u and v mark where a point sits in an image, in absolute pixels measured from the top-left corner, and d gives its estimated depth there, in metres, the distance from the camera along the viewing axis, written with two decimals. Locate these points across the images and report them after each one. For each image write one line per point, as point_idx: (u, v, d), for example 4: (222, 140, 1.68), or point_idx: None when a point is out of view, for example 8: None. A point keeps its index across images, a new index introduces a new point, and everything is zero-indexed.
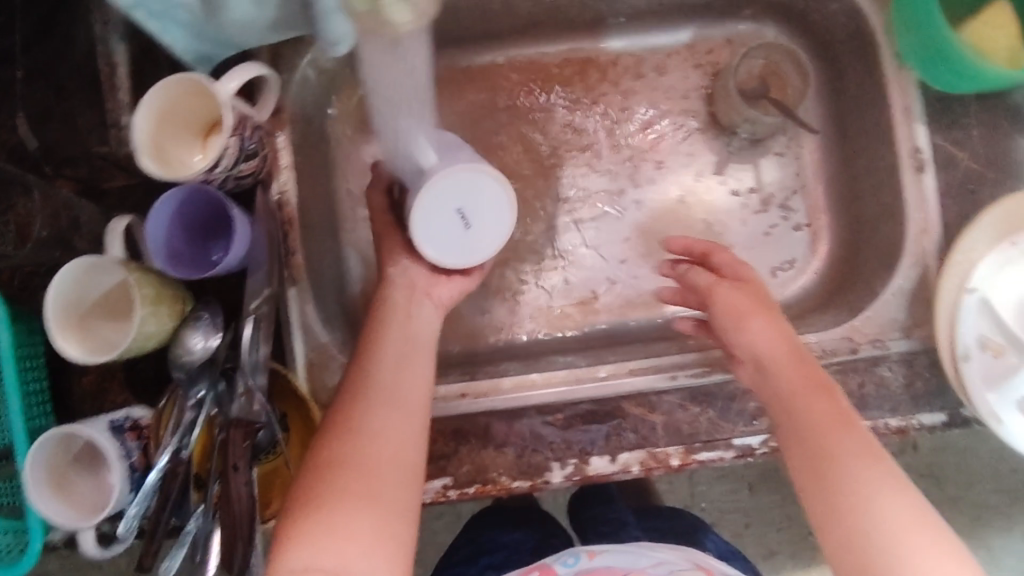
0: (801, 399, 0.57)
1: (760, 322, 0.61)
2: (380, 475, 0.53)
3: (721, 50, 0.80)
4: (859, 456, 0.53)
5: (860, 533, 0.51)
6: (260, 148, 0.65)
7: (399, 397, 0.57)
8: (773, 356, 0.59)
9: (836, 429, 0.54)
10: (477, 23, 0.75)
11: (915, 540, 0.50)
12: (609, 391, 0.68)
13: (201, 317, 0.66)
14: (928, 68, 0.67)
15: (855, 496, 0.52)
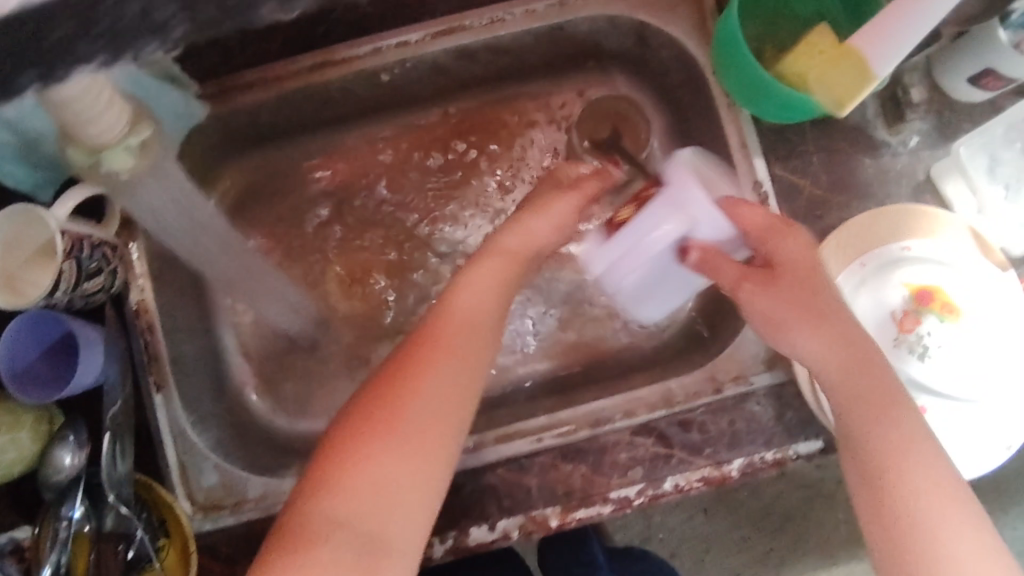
0: (850, 387, 0.56)
1: (803, 329, 0.58)
2: (399, 497, 0.51)
3: (572, 103, 0.82)
4: (873, 431, 0.54)
5: (909, 517, 0.52)
6: (105, 264, 0.67)
7: (421, 419, 0.53)
8: (823, 365, 0.57)
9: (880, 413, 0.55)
10: (326, 109, 0.77)
11: (949, 514, 0.51)
12: (478, 461, 0.68)
13: (69, 436, 0.66)
14: (757, 103, 0.67)
15: (908, 472, 0.53)
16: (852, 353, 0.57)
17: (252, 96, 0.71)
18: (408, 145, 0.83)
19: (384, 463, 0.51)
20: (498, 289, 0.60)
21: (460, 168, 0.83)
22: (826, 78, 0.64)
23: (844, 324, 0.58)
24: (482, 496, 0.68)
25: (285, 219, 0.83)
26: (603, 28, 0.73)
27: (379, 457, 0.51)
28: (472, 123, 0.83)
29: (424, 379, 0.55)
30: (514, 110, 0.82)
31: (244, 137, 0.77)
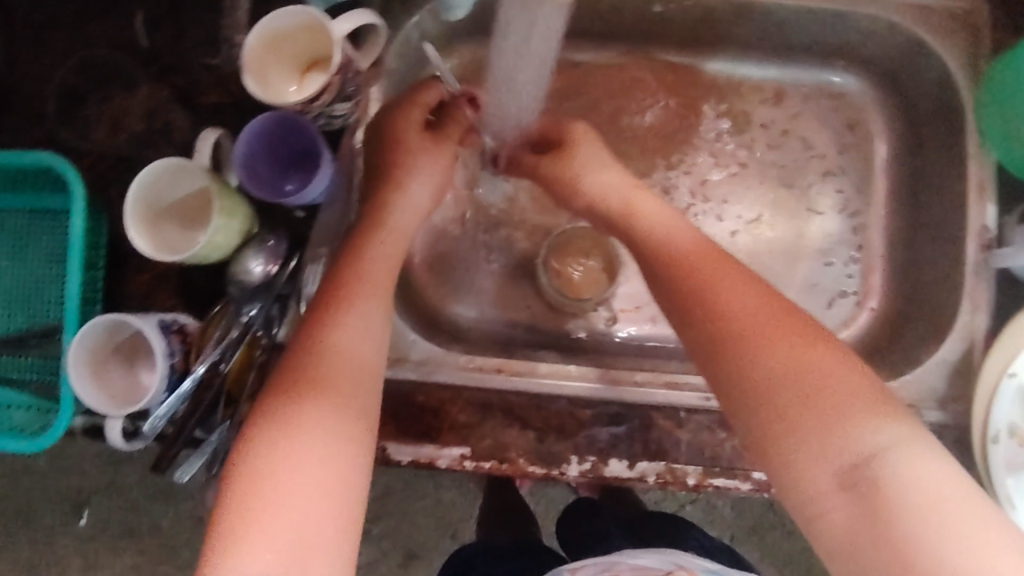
0: (753, 336, 0.54)
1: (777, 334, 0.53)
2: (321, 421, 0.49)
3: (808, 97, 0.81)
4: (783, 359, 0.52)
5: (796, 437, 0.49)
6: (357, 94, 0.66)
7: (363, 316, 0.56)
8: (769, 338, 0.53)
9: (781, 336, 0.53)
10: (582, 21, 0.76)
11: (850, 395, 0.49)
12: (640, 399, 0.69)
13: (266, 241, 0.67)
14: (1007, 152, 0.66)
15: (828, 420, 0.49)
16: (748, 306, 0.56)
17: None
18: (638, 84, 0.80)
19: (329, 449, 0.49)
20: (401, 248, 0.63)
21: (679, 122, 0.80)
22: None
23: (739, 291, 0.57)
24: (631, 433, 0.68)
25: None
26: (878, 32, 0.73)
27: (324, 399, 0.50)
28: (705, 86, 0.81)
29: (336, 359, 0.53)
30: (749, 87, 0.81)
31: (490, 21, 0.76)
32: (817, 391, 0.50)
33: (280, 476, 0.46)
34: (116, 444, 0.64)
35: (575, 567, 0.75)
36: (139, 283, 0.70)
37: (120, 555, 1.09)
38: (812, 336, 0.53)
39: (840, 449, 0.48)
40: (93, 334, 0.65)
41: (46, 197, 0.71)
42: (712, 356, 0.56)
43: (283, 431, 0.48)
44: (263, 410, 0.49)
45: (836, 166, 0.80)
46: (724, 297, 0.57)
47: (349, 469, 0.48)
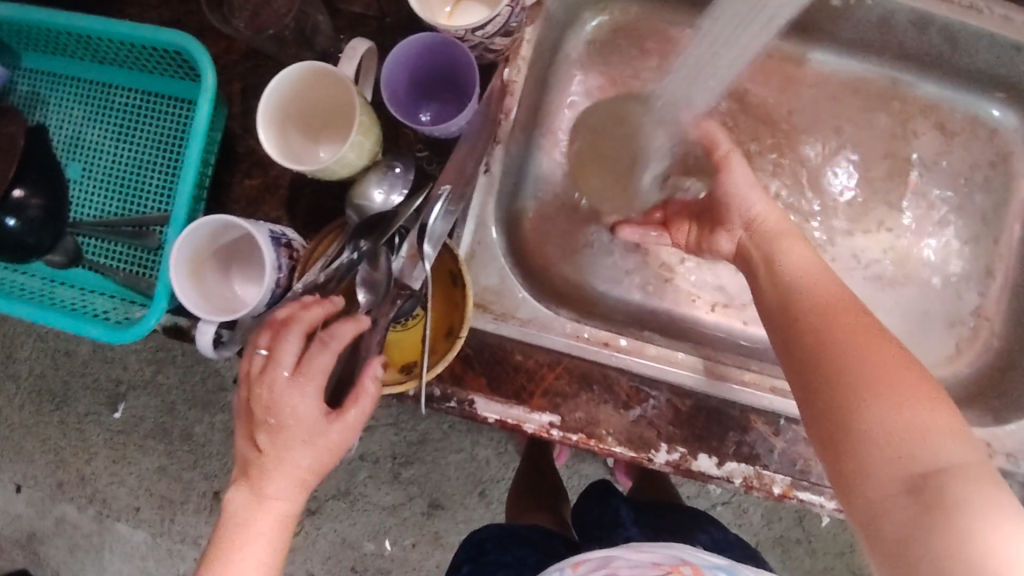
0: (849, 340, 0.48)
1: (874, 340, 0.48)
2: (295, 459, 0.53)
3: (956, 121, 0.78)
4: (899, 400, 0.44)
5: (867, 442, 0.44)
6: (516, 31, 0.63)
7: (294, 445, 0.53)
8: (877, 367, 0.46)
9: (901, 370, 0.45)
10: None
11: (936, 417, 0.43)
12: (742, 398, 0.66)
13: (392, 169, 0.64)
14: None
15: (904, 445, 0.43)
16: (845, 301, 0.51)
17: None
18: (785, 77, 0.77)
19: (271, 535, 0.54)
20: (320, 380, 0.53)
21: (818, 124, 0.77)
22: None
23: (846, 311, 0.50)
24: (726, 430, 0.66)
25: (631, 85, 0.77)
26: None
27: (294, 455, 0.53)
28: (854, 91, 0.78)
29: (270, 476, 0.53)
30: (899, 100, 0.78)
31: None
32: (925, 438, 0.42)
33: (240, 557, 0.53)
34: (206, 352, 0.61)
35: (575, 560, 0.67)
36: (245, 188, 0.67)
37: (148, 455, 1.08)
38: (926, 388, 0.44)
39: (909, 466, 0.42)
40: (197, 235, 0.61)
41: (166, 81, 0.68)
42: (807, 364, 0.49)
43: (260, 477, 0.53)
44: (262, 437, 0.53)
45: (973, 199, 0.77)
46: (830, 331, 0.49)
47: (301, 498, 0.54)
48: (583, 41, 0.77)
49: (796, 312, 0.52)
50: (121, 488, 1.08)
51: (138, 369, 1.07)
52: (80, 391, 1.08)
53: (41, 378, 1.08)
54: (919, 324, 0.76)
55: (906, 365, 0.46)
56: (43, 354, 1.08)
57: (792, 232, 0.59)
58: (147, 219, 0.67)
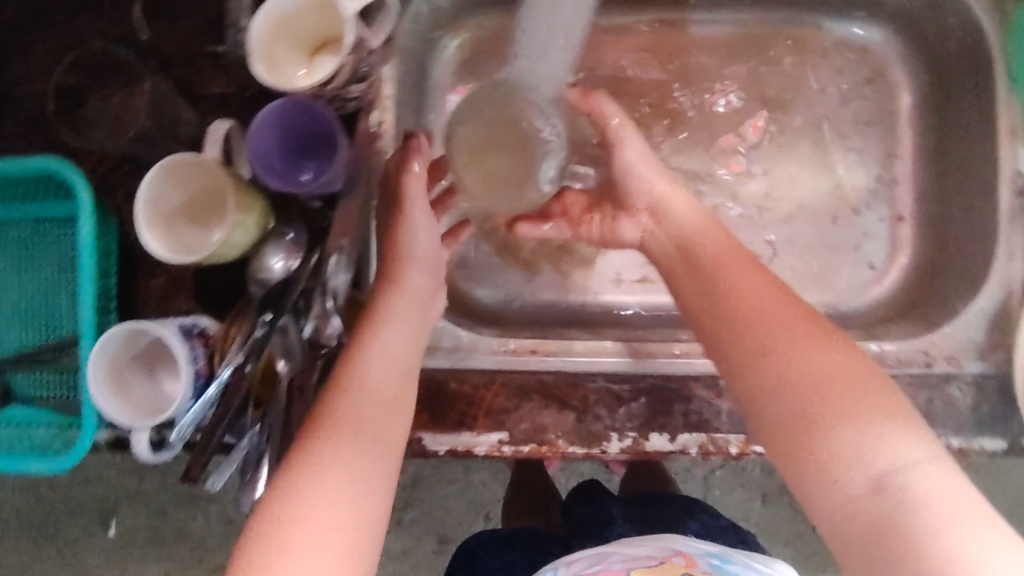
0: (779, 338, 0.50)
1: (805, 333, 0.50)
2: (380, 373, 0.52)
3: (826, 50, 0.79)
4: (839, 402, 0.46)
5: (828, 444, 0.45)
6: (369, 75, 0.64)
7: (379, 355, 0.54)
8: (809, 364, 0.48)
9: (837, 366, 0.47)
10: None
11: (892, 419, 0.45)
12: (675, 369, 0.68)
13: (285, 236, 0.64)
14: None
15: (852, 448, 0.44)
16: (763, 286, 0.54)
17: None
18: (653, 51, 0.78)
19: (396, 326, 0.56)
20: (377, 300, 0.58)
21: (695, 85, 0.78)
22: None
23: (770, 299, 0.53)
24: (672, 404, 0.67)
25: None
26: None
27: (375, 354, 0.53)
28: (722, 47, 0.79)
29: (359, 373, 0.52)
30: (767, 43, 0.79)
31: None
32: (866, 438, 0.44)
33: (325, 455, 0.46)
34: (143, 457, 0.61)
35: (569, 560, 0.67)
36: (153, 288, 0.68)
37: (151, 563, 1.08)
38: (881, 388, 0.46)
39: (860, 463, 0.43)
40: (111, 343, 0.62)
41: (54, 204, 0.69)
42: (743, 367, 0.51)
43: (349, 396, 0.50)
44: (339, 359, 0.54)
45: (862, 121, 0.79)
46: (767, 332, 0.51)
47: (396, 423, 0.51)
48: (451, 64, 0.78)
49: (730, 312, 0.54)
50: None
51: (117, 483, 1.07)
52: (69, 519, 1.08)
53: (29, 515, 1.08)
54: (839, 252, 0.78)
55: (841, 362, 0.48)
56: (25, 491, 1.08)
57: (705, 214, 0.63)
58: (63, 342, 0.67)
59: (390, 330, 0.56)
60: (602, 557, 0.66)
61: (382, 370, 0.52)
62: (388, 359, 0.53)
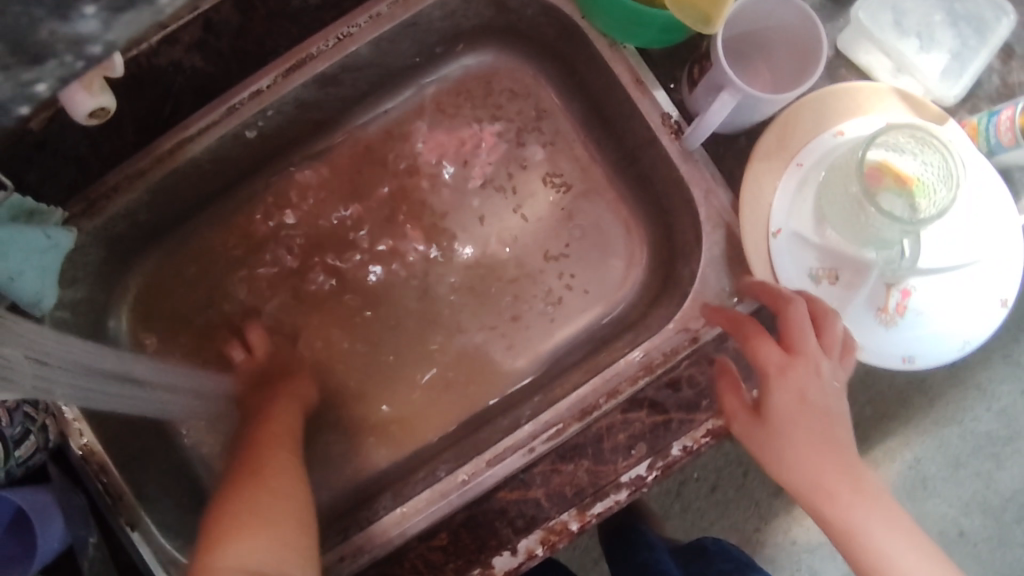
0: (824, 483, 0.57)
1: (804, 448, 0.57)
2: (281, 479, 0.58)
3: (457, 91, 0.76)
4: (858, 517, 0.57)
5: (866, 547, 0.56)
6: (32, 421, 0.62)
7: (282, 459, 0.60)
8: (858, 527, 0.56)
9: (849, 495, 0.57)
10: (202, 186, 0.71)
11: (887, 516, 0.57)
12: (476, 492, 0.65)
13: None
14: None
15: (856, 536, 0.57)
16: (822, 405, 0.57)
17: (122, 199, 0.65)
18: (306, 193, 0.76)
19: (283, 485, 0.58)
20: (297, 425, 0.66)
21: (367, 194, 0.76)
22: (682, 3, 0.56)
23: (808, 405, 0.57)
24: (492, 523, 0.64)
25: (199, 321, 0.74)
26: (459, 6, 0.68)
27: (283, 459, 0.60)
28: (363, 150, 0.76)
29: (275, 469, 0.59)
30: (401, 122, 0.76)
31: (125, 249, 0.70)
32: (859, 531, 0.57)
33: (253, 524, 0.53)
34: None
35: None
36: None
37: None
38: (859, 478, 0.57)
39: (837, 535, 0.57)
40: None
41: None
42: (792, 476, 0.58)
43: (261, 483, 0.57)
44: (256, 461, 0.59)
45: (526, 142, 0.77)
46: (781, 410, 0.58)
47: (303, 509, 0.57)
48: (140, 322, 0.73)
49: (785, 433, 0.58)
50: None
51: None
52: None
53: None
54: (583, 260, 0.75)
55: (845, 471, 0.57)
56: None
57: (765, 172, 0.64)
58: None
59: (277, 491, 0.57)
60: None
61: (282, 526, 0.54)
62: (291, 503, 0.56)
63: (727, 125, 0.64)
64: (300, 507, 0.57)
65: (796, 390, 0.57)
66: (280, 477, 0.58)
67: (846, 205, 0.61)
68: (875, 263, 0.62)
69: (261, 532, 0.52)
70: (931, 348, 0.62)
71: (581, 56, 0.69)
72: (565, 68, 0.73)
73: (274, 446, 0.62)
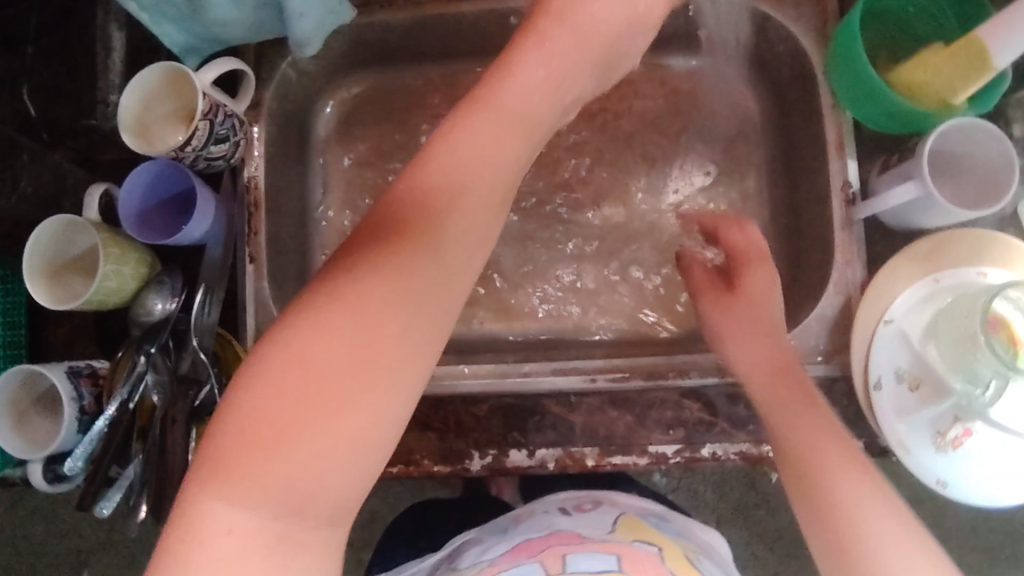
0: (792, 413, 0.59)
1: (758, 343, 0.65)
2: (409, 280, 0.44)
3: (681, 82, 0.85)
4: (801, 437, 0.57)
5: (832, 492, 0.53)
6: (232, 134, 0.71)
7: (449, 265, 0.46)
8: (804, 446, 0.56)
9: (797, 409, 0.59)
10: (448, 39, 0.80)
11: (869, 497, 0.52)
12: (531, 387, 0.71)
13: (164, 282, 0.72)
14: (838, 65, 0.70)
15: (826, 506, 0.53)
16: (764, 272, 0.69)
17: (390, 15, 0.76)
18: None
19: (361, 319, 0.42)
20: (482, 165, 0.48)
21: None
22: (925, 86, 0.68)
23: (768, 287, 0.69)
24: (525, 421, 0.71)
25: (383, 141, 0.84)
26: (726, 13, 0.78)
27: (427, 270, 0.45)
28: None
29: (395, 325, 0.42)
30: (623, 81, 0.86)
31: (365, 50, 0.80)
32: (803, 449, 0.56)
33: (292, 387, 0.39)
34: (41, 486, 0.69)
35: (522, 521, 0.75)
36: (59, 335, 0.76)
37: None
38: (815, 407, 0.59)
39: (807, 493, 0.54)
40: (7, 387, 0.69)
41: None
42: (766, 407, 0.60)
43: (328, 308, 0.42)
44: (365, 254, 0.44)
45: (713, 151, 0.85)
46: (752, 284, 0.69)
47: (396, 365, 0.42)
48: (339, 116, 0.84)
49: (755, 326, 0.66)
50: None
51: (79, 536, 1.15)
52: None
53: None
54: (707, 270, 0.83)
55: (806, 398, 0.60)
56: None
57: (905, 272, 0.71)
58: None
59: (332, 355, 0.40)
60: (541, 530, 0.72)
61: (344, 393, 0.40)
62: (396, 331, 0.43)
63: (895, 216, 0.72)
64: (407, 363, 0.43)
65: (769, 276, 0.69)
66: (366, 324, 0.42)
67: (959, 334, 0.65)
68: (955, 394, 0.66)
69: (306, 441, 0.39)
70: (963, 487, 0.67)
71: (800, 104, 0.77)
72: (779, 109, 0.82)
73: (430, 221, 0.46)
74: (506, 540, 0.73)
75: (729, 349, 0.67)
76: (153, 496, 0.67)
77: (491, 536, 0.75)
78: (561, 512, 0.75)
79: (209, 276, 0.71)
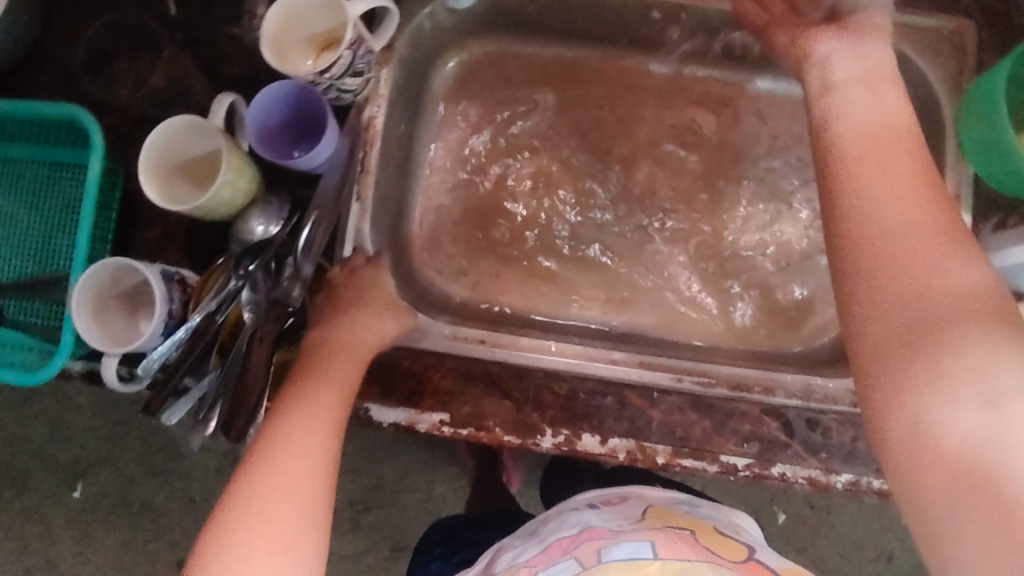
0: (943, 303, 0.43)
1: (909, 194, 0.47)
2: (305, 465, 0.53)
3: None
4: (965, 358, 0.41)
5: (948, 350, 0.42)
6: (367, 70, 0.70)
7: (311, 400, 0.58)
8: (938, 333, 0.42)
9: (963, 304, 0.43)
10: (583, 19, 0.80)
11: (994, 366, 0.41)
12: (617, 374, 0.71)
13: (270, 203, 0.70)
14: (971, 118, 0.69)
15: (942, 349, 0.42)
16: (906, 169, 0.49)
17: None
18: (639, 89, 0.84)
19: (316, 481, 0.53)
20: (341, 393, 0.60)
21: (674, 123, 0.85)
22: None
23: (907, 171, 0.48)
24: (603, 408, 0.71)
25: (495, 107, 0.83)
26: None
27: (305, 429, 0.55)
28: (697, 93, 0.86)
29: (299, 436, 0.55)
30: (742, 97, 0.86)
31: (499, 15, 0.80)
32: (937, 368, 0.42)
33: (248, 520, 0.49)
34: (111, 384, 0.65)
35: (551, 519, 0.68)
36: (145, 239, 0.72)
37: (112, 534, 1.14)
38: (985, 311, 0.42)
39: (920, 365, 0.42)
40: (99, 274, 0.67)
41: (56, 147, 0.73)
42: (858, 250, 0.47)
43: (272, 456, 0.53)
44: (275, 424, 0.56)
45: None
46: (870, 141, 0.50)
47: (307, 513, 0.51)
48: (457, 76, 0.84)
49: (898, 221, 0.46)
50: (86, 569, 1.15)
51: (94, 448, 1.14)
52: (41, 474, 1.15)
53: (14, 455, 1.15)
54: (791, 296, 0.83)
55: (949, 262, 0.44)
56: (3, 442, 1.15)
57: None
58: (54, 275, 0.70)
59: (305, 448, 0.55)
60: (571, 523, 0.66)
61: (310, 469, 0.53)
62: (295, 461, 0.53)
63: None
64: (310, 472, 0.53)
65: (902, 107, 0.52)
66: (301, 467, 0.53)
67: None
68: None
69: (273, 489, 0.51)
70: None
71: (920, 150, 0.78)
72: None
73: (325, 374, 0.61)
74: (539, 544, 0.65)
75: (835, 209, 0.49)
76: (229, 411, 0.66)
77: (519, 556, 0.64)
78: (589, 508, 0.68)
79: (319, 205, 0.69)
